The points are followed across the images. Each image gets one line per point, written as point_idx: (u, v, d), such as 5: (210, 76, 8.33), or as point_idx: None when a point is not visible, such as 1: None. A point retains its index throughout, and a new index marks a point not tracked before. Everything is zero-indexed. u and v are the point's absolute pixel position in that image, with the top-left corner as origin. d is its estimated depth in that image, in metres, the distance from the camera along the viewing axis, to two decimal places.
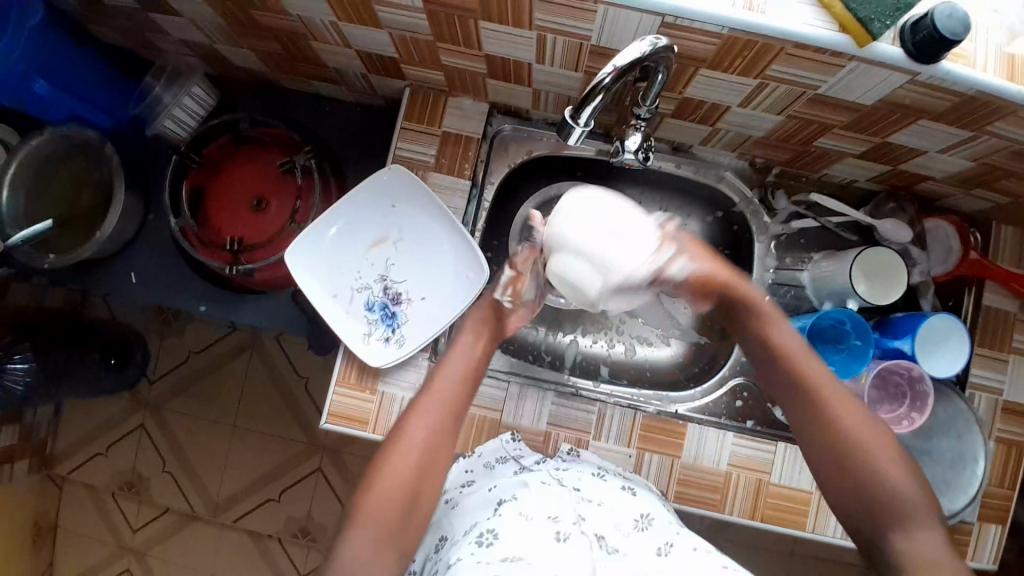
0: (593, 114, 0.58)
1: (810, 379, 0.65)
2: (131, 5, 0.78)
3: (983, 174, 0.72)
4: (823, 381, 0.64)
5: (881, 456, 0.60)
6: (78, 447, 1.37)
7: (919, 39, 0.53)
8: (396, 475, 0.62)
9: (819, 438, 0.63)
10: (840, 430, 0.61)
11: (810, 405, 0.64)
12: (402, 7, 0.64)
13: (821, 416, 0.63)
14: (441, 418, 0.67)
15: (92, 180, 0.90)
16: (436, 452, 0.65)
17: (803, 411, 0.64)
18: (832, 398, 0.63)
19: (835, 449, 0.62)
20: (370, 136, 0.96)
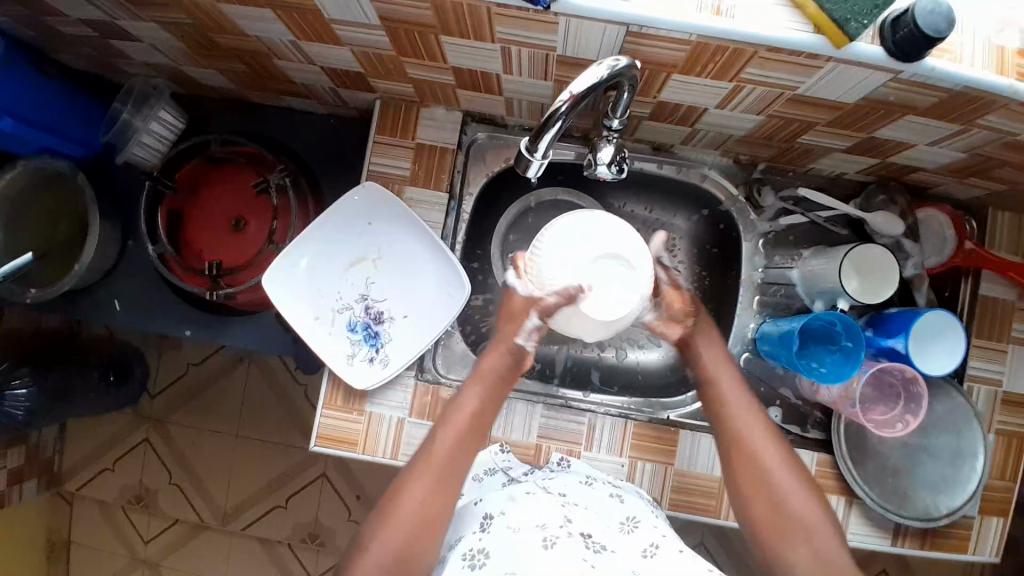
0: (551, 143, 0.57)
1: (735, 414, 0.68)
2: (89, 33, 0.75)
3: (976, 164, 0.69)
4: (744, 415, 0.68)
5: (794, 485, 0.64)
6: (85, 463, 1.35)
7: (900, 37, 0.50)
8: (390, 538, 0.62)
9: (746, 465, 0.66)
10: (761, 461, 0.65)
11: (737, 440, 0.67)
12: (361, 25, 0.61)
13: (746, 450, 0.66)
14: (431, 464, 0.66)
15: (69, 209, 0.89)
16: (431, 514, 0.64)
17: (729, 443, 0.68)
18: (750, 428, 0.67)
19: (760, 481, 0.65)
20: (346, 148, 0.94)
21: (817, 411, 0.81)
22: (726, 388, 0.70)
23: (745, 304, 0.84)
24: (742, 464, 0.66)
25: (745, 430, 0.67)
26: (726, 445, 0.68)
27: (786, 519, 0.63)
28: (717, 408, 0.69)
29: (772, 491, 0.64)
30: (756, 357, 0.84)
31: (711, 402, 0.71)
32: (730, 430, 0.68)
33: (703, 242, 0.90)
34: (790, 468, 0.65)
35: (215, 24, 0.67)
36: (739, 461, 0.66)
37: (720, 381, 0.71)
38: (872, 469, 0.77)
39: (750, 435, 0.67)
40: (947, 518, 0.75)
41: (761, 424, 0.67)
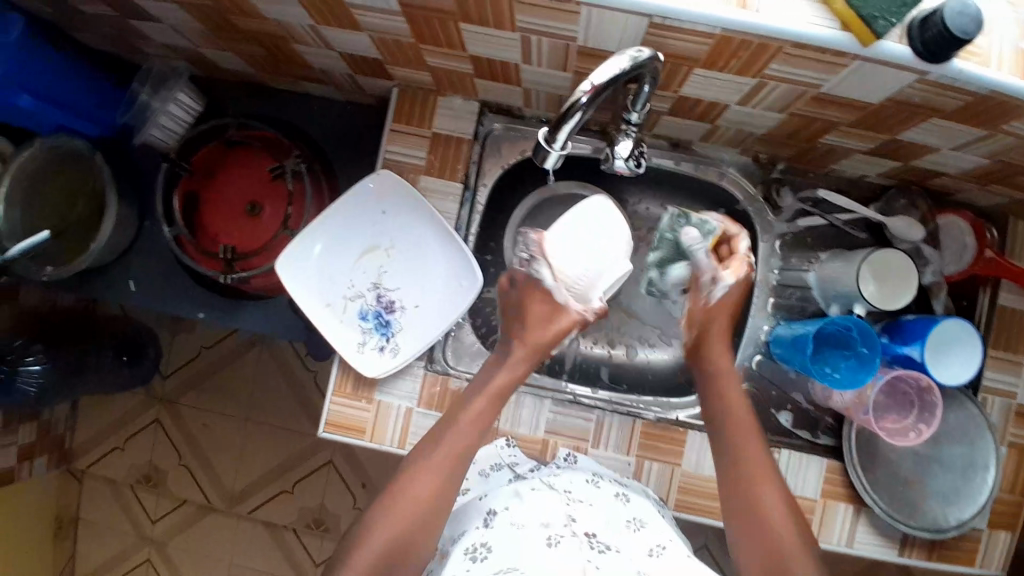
0: (570, 134, 0.57)
1: (741, 443, 0.65)
2: (110, 12, 0.76)
3: (1001, 170, 0.67)
4: (751, 447, 0.65)
5: (786, 529, 0.59)
6: (98, 441, 1.37)
7: (928, 37, 0.49)
8: (381, 534, 0.60)
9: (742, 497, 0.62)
10: (759, 499, 0.61)
11: (733, 451, 0.65)
12: (380, 10, 0.60)
13: (743, 470, 0.63)
14: (448, 463, 0.64)
15: (83, 189, 0.89)
16: (432, 514, 0.62)
17: (731, 475, 0.64)
18: (754, 463, 0.63)
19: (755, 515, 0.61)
20: (362, 136, 0.94)
21: (829, 417, 0.80)
22: (737, 414, 0.67)
23: (759, 307, 0.82)
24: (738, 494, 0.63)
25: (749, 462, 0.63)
26: (727, 476, 0.64)
27: (777, 564, 0.58)
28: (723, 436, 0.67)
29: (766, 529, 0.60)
30: (768, 359, 0.83)
31: (720, 428, 0.67)
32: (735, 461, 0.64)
33: None
34: (787, 512, 0.61)
35: (234, 6, 0.67)
36: (736, 494, 0.63)
37: (733, 405, 0.68)
38: (883, 478, 0.76)
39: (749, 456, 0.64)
40: (956, 530, 0.74)
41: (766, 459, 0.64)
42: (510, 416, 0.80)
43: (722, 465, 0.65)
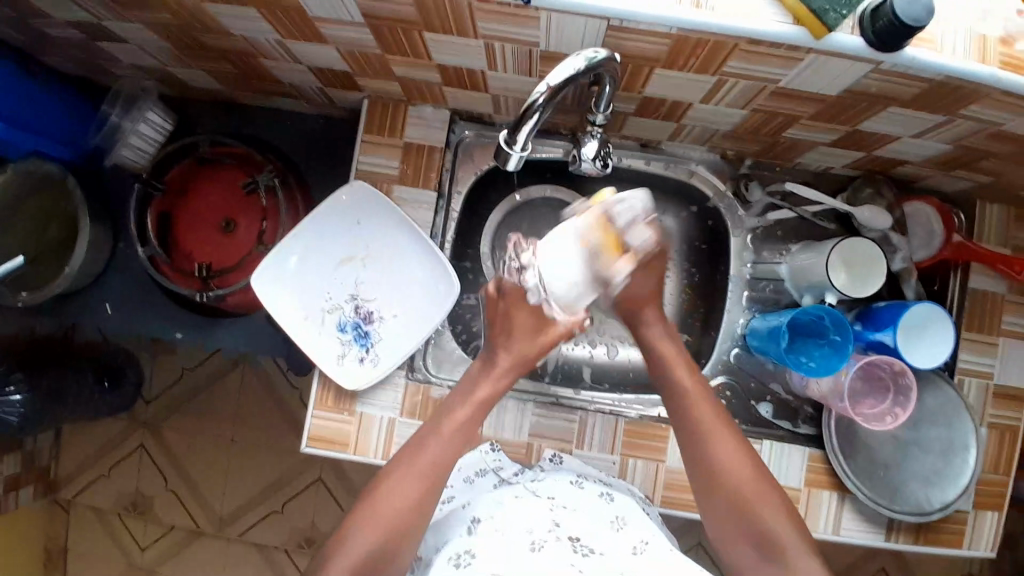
0: (530, 135, 0.58)
1: (710, 442, 0.65)
2: (76, 34, 0.76)
3: (961, 156, 0.69)
4: (725, 446, 0.65)
5: (781, 523, 0.61)
6: (79, 471, 1.34)
7: (880, 28, 0.50)
8: (354, 547, 0.60)
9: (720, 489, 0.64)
10: (733, 484, 0.63)
11: (699, 444, 0.66)
12: (345, 23, 0.61)
13: (713, 463, 0.64)
14: (423, 478, 0.64)
15: (61, 214, 0.89)
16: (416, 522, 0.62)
17: (702, 465, 0.65)
18: (726, 457, 0.64)
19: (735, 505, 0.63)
20: (336, 150, 0.95)
21: (808, 406, 0.81)
22: (696, 408, 0.67)
23: (733, 300, 0.84)
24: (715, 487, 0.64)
25: (731, 468, 0.64)
26: (708, 478, 0.65)
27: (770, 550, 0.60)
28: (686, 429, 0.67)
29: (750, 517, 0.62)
30: (746, 352, 0.84)
31: (686, 431, 0.67)
32: (712, 467, 0.64)
33: (693, 239, 0.90)
34: (765, 492, 0.63)
35: (201, 24, 0.67)
36: (721, 495, 0.64)
37: (700, 413, 0.67)
38: (864, 463, 0.77)
39: (718, 447, 0.65)
40: (939, 512, 0.75)
41: (747, 460, 0.64)
42: (494, 421, 0.80)
43: (697, 468, 0.66)
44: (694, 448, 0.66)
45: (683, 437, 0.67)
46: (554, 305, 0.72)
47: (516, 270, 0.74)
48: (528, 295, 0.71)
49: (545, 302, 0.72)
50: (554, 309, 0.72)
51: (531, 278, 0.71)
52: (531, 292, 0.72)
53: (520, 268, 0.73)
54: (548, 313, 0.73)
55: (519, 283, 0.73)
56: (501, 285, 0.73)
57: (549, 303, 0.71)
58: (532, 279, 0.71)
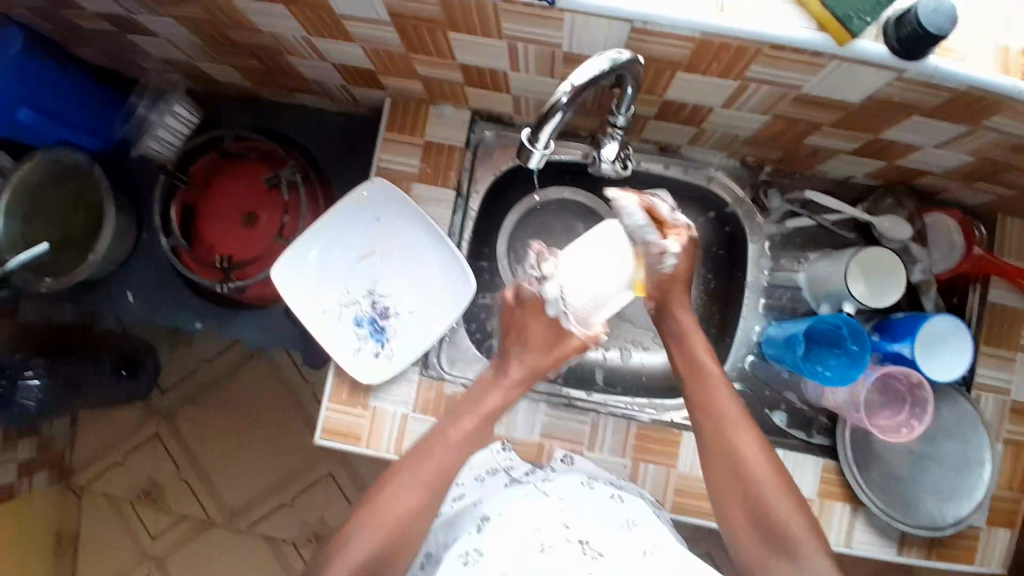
0: (552, 133, 0.58)
1: (721, 413, 0.65)
2: (108, 27, 0.78)
3: (985, 168, 0.68)
4: (735, 419, 0.65)
5: (785, 502, 0.61)
6: (96, 457, 1.36)
7: (904, 36, 0.50)
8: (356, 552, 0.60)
9: (726, 461, 0.63)
10: (739, 455, 0.63)
11: (710, 413, 0.66)
12: (371, 21, 0.62)
13: (724, 434, 0.64)
14: (432, 473, 0.64)
15: (87, 203, 0.91)
16: (423, 515, 0.63)
17: (710, 435, 0.65)
18: (734, 430, 0.64)
19: (741, 478, 0.62)
20: (357, 148, 0.96)
21: (823, 416, 0.81)
22: (709, 380, 0.67)
23: (750, 305, 0.84)
24: (721, 459, 0.64)
25: (754, 468, 0.62)
26: (716, 449, 0.64)
27: (772, 527, 0.60)
28: (697, 401, 0.67)
29: (754, 493, 0.62)
30: (761, 361, 0.83)
31: (709, 430, 0.65)
32: (733, 466, 0.63)
33: (710, 244, 0.89)
34: (771, 468, 0.62)
35: (229, 19, 0.68)
36: (728, 469, 0.63)
37: (716, 391, 0.66)
38: (877, 475, 0.76)
39: (729, 419, 0.65)
40: (953, 527, 0.74)
41: (771, 460, 0.63)
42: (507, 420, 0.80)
43: (717, 466, 0.64)
44: (707, 419, 0.66)
45: (705, 435, 0.66)
46: (571, 317, 0.67)
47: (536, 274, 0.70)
48: (547, 306, 0.68)
49: (563, 315, 0.68)
50: (570, 322, 0.68)
51: (552, 290, 0.66)
52: (551, 304, 0.67)
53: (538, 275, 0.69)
54: (565, 327, 0.68)
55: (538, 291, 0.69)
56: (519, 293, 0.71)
57: (567, 316, 0.67)
58: (553, 291, 0.66)
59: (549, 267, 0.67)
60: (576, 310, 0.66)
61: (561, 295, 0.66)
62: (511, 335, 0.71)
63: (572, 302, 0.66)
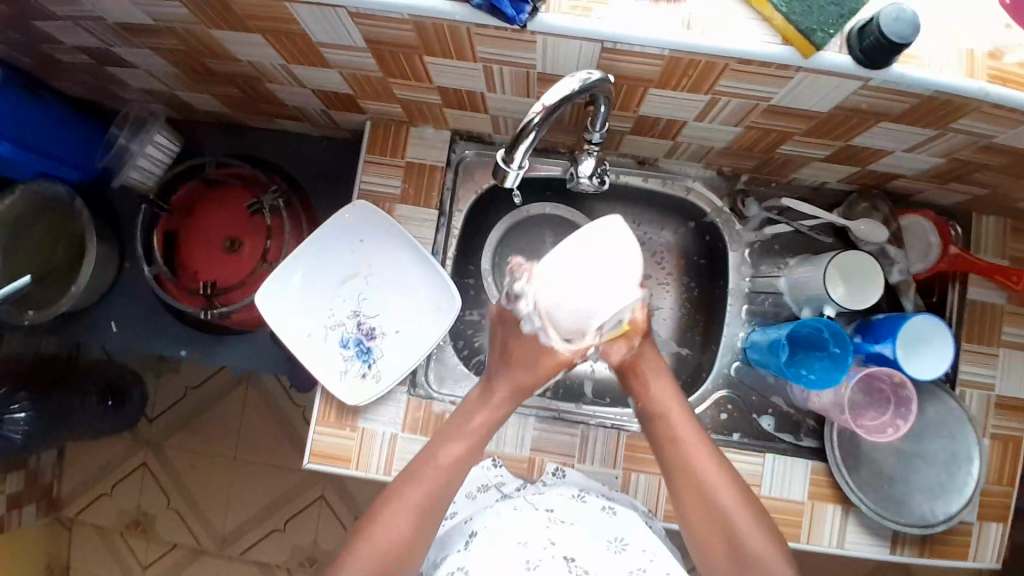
0: (526, 153, 0.58)
1: (685, 449, 0.66)
2: (87, 60, 0.78)
3: (955, 169, 0.70)
4: (699, 452, 0.66)
5: (756, 533, 0.62)
6: (83, 489, 1.34)
7: (866, 45, 0.52)
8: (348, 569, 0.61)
9: (696, 495, 0.65)
10: (707, 488, 0.64)
11: (675, 449, 0.67)
12: (347, 47, 0.63)
13: (690, 470, 0.65)
14: (422, 493, 0.64)
15: (69, 235, 0.90)
16: (416, 536, 0.63)
17: (677, 469, 0.66)
18: (699, 465, 0.65)
19: (714, 511, 0.64)
20: (339, 171, 0.97)
21: (810, 419, 0.81)
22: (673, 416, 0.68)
23: (733, 312, 0.85)
24: (689, 494, 0.65)
25: (724, 502, 0.64)
26: (684, 484, 0.66)
27: (744, 558, 0.62)
28: (665, 438, 0.68)
29: (726, 525, 0.63)
30: (746, 366, 0.84)
31: (677, 466, 0.66)
32: (704, 496, 0.64)
33: (690, 253, 0.90)
34: (740, 498, 0.64)
35: (208, 50, 0.69)
36: (698, 503, 0.65)
37: (678, 426, 0.68)
38: (867, 476, 0.77)
39: (694, 455, 0.66)
40: (944, 523, 0.75)
41: (739, 495, 0.64)
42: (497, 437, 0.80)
43: (689, 500, 0.65)
44: (674, 452, 0.67)
45: (672, 470, 0.67)
46: (553, 335, 0.61)
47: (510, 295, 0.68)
48: (522, 323, 0.65)
49: (540, 331, 0.63)
50: (553, 341, 0.62)
51: (525, 306, 0.63)
52: (526, 321, 0.65)
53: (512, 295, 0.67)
54: (549, 343, 0.63)
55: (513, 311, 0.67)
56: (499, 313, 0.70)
57: (545, 333, 0.62)
58: (525, 308, 0.63)
59: (523, 283, 0.62)
60: (556, 326, 0.59)
61: (534, 310, 0.61)
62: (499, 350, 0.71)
63: (550, 319, 0.58)
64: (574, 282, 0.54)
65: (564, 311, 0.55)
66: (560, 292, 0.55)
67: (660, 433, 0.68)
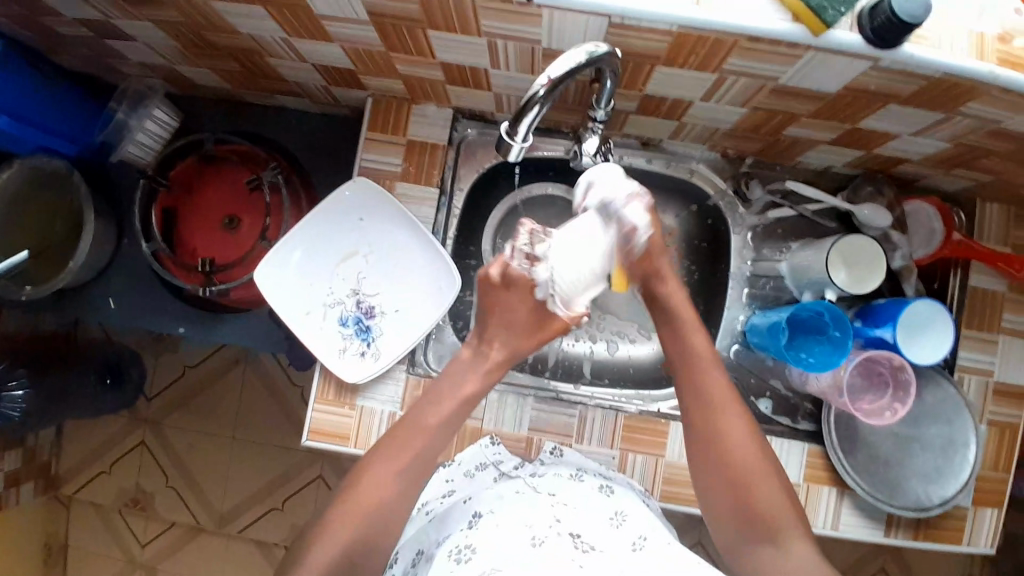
0: (530, 126, 0.58)
1: (712, 393, 0.66)
2: (83, 31, 0.76)
3: (962, 154, 0.70)
4: (722, 396, 0.66)
5: (768, 488, 0.62)
6: (83, 466, 1.34)
7: (878, 23, 0.51)
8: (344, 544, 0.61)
9: (713, 443, 0.64)
10: (726, 438, 0.64)
11: (699, 396, 0.66)
12: (349, 20, 0.62)
13: (710, 418, 0.65)
14: (420, 472, 0.64)
15: (64, 212, 0.90)
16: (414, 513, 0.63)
17: (697, 416, 0.66)
18: (720, 411, 0.65)
19: (728, 460, 0.63)
20: (339, 149, 0.96)
21: (807, 403, 0.81)
22: (697, 362, 0.67)
23: (734, 296, 0.85)
24: (705, 441, 0.65)
25: (741, 451, 0.63)
26: (703, 432, 0.65)
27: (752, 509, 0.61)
28: (688, 383, 0.67)
29: (740, 476, 0.62)
30: (746, 349, 0.84)
31: (697, 412, 0.66)
32: (726, 457, 0.63)
33: (692, 237, 0.90)
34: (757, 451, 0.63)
35: (206, 22, 0.68)
36: (714, 452, 0.64)
37: (703, 372, 0.67)
38: (864, 460, 0.77)
39: (718, 404, 0.65)
40: (939, 507, 0.75)
41: (757, 448, 0.63)
42: (495, 418, 0.81)
43: (704, 447, 0.65)
44: (697, 404, 0.66)
45: (693, 415, 0.66)
46: (558, 299, 0.69)
47: (526, 258, 0.69)
48: (535, 290, 0.68)
49: (550, 297, 0.69)
50: (556, 305, 0.69)
51: (542, 271, 0.68)
52: (539, 287, 0.68)
53: (530, 257, 0.69)
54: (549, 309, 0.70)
55: (527, 273, 0.68)
56: (507, 273, 0.69)
57: (554, 297, 0.68)
58: (542, 273, 0.68)
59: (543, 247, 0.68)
60: (565, 291, 0.68)
61: (552, 277, 0.67)
62: (498, 325, 0.70)
63: (566, 284, 0.67)
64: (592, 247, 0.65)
65: (578, 274, 0.66)
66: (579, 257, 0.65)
67: (685, 380, 0.68)
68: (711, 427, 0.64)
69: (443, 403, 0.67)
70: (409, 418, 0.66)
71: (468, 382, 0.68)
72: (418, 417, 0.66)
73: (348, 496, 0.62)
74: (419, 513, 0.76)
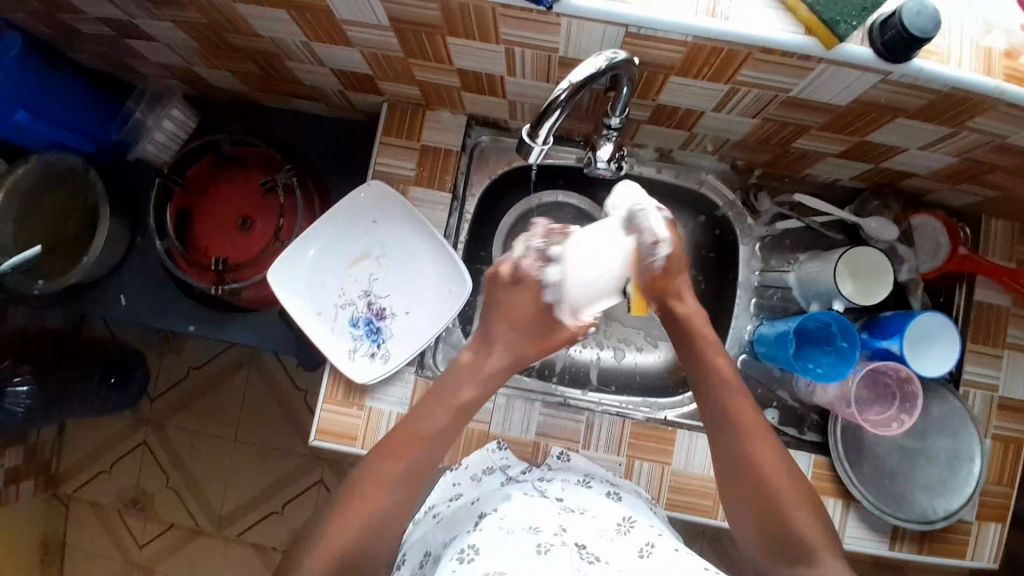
0: (551, 130, 0.59)
1: (738, 413, 0.65)
2: (107, 32, 0.78)
3: (969, 169, 0.71)
4: (750, 415, 0.65)
5: (802, 516, 0.60)
6: (83, 466, 1.34)
7: (888, 38, 0.52)
8: None
9: (739, 464, 0.64)
10: (756, 460, 0.63)
11: (726, 412, 0.66)
12: (370, 25, 0.63)
13: (739, 437, 0.64)
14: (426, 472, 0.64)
15: (80, 208, 0.91)
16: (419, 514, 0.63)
17: (725, 433, 0.65)
18: (749, 433, 0.64)
19: (758, 486, 0.62)
20: (353, 153, 0.97)
21: (814, 413, 0.82)
22: (722, 375, 0.67)
23: (742, 306, 0.85)
24: (736, 464, 0.64)
25: (771, 476, 0.62)
26: (731, 449, 0.64)
27: (785, 540, 0.60)
28: (714, 401, 0.67)
29: (772, 504, 0.61)
30: (753, 359, 0.84)
31: (725, 431, 0.65)
32: (754, 475, 0.62)
33: (699, 247, 0.91)
34: (788, 476, 0.62)
35: (229, 24, 0.69)
36: (743, 475, 0.63)
37: (730, 390, 0.66)
38: (869, 472, 0.77)
39: (745, 423, 0.64)
40: (944, 520, 0.75)
41: (788, 474, 0.62)
42: (503, 424, 0.81)
43: (730, 467, 0.64)
44: (722, 418, 0.66)
45: (720, 434, 0.65)
46: (565, 305, 0.68)
47: (539, 257, 0.68)
48: (544, 291, 0.68)
49: (557, 302, 0.68)
50: (563, 311, 0.68)
51: (552, 275, 0.67)
52: (548, 289, 0.68)
53: (543, 258, 0.68)
54: (556, 314, 0.69)
55: (539, 272, 0.68)
56: (517, 270, 0.69)
57: (561, 303, 0.68)
58: (553, 275, 0.67)
59: (556, 250, 0.67)
60: (574, 299, 0.67)
61: (562, 281, 0.66)
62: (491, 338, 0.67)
63: (571, 292, 0.66)
64: (600, 268, 0.64)
65: (583, 284, 0.65)
66: (585, 269, 0.64)
67: (713, 397, 0.67)
68: (739, 447, 0.64)
69: (451, 405, 0.68)
70: (416, 419, 0.67)
71: (481, 384, 0.68)
72: (427, 415, 0.67)
73: (354, 492, 0.62)
74: (425, 515, 0.76)
